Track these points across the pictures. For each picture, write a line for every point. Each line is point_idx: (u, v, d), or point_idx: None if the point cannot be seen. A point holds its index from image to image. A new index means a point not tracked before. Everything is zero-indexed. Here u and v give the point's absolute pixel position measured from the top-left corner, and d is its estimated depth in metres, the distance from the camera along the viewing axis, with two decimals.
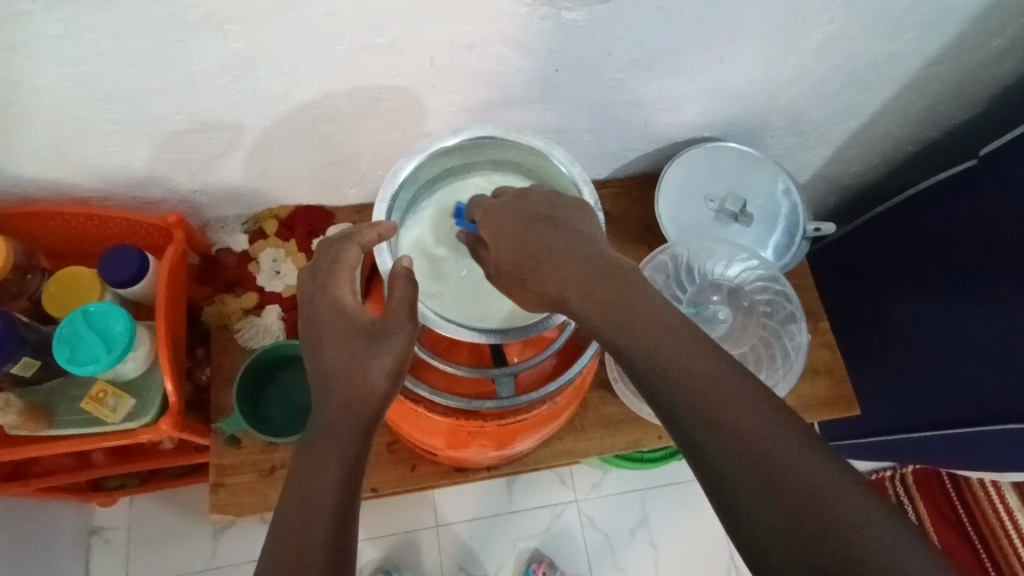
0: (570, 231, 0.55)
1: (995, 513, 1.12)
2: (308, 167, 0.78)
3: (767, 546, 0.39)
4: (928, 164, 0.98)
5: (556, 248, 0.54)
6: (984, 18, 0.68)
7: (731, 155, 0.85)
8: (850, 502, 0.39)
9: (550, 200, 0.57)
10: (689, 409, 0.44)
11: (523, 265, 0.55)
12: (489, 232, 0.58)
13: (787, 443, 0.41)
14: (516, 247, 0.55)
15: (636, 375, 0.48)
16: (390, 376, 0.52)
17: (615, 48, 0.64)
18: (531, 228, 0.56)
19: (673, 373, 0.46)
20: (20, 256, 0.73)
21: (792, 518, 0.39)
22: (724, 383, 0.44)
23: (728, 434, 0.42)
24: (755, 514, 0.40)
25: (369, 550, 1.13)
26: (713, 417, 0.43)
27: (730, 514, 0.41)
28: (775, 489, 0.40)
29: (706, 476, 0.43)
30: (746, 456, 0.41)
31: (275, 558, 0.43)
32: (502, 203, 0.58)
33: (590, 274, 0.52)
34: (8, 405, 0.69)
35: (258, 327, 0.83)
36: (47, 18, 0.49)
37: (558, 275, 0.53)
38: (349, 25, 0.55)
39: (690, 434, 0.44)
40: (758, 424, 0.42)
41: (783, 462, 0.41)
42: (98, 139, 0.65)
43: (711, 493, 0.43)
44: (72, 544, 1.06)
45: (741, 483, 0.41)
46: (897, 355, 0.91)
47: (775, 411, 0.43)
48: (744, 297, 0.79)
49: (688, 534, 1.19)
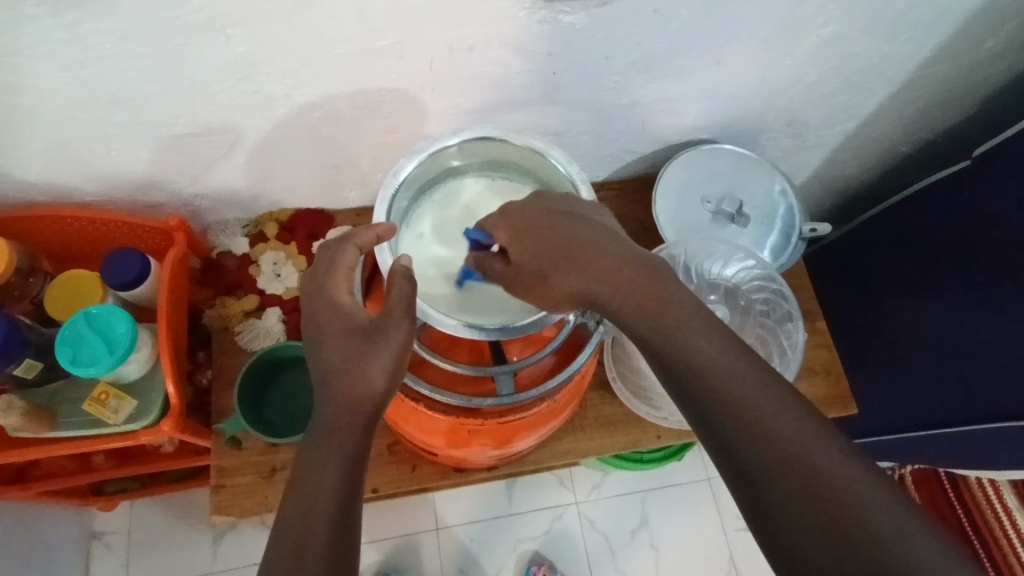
0: (592, 226, 0.55)
1: (995, 514, 1.12)
2: (309, 170, 0.78)
3: (796, 546, 0.39)
4: (924, 166, 0.98)
5: (583, 241, 0.54)
6: (977, 20, 0.69)
7: (727, 157, 0.86)
8: (882, 506, 0.39)
9: (565, 200, 0.57)
10: (720, 407, 0.44)
11: (551, 260, 0.54)
12: (513, 226, 0.56)
13: (819, 446, 0.41)
14: (543, 242, 0.54)
15: (670, 376, 0.48)
16: (388, 375, 0.52)
17: (613, 50, 0.65)
18: (556, 222, 0.55)
19: (705, 370, 0.46)
20: (24, 259, 0.74)
21: (822, 519, 0.39)
22: (753, 384, 0.45)
23: (757, 434, 0.42)
24: (787, 516, 0.40)
25: (369, 553, 1.14)
26: (744, 415, 0.43)
27: (758, 511, 0.42)
28: (805, 490, 0.40)
29: (735, 474, 0.43)
30: (777, 456, 0.41)
31: (275, 565, 0.44)
32: (517, 204, 0.57)
33: (622, 271, 0.52)
34: (12, 406, 0.69)
35: (259, 329, 0.84)
36: (52, 23, 0.50)
37: (590, 270, 0.52)
38: (351, 28, 0.56)
39: (720, 430, 0.44)
40: (790, 425, 0.43)
41: (814, 464, 0.41)
42: (101, 143, 0.66)
43: (739, 491, 0.43)
44: (72, 549, 1.06)
45: (771, 483, 0.41)
46: (894, 355, 0.91)
47: (803, 411, 0.43)
48: (740, 297, 0.81)
49: (687, 536, 1.19)
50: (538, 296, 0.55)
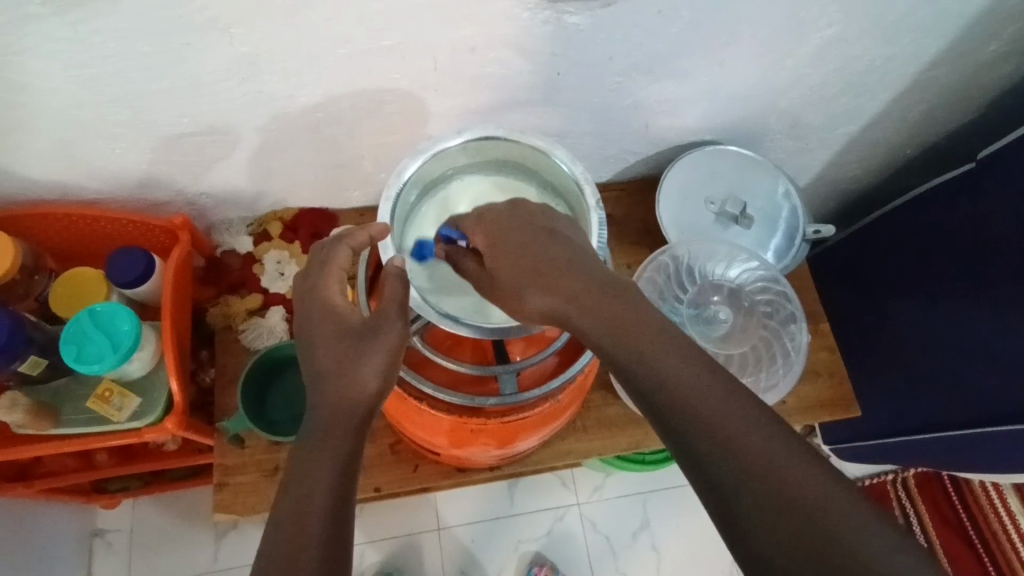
0: (567, 243, 0.55)
1: (998, 520, 1.12)
2: (312, 169, 0.79)
3: (770, 561, 0.38)
4: (927, 168, 0.98)
5: (554, 255, 0.54)
6: (980, 23, 0.69)
7: (732, 158, 0.85)
8: (854, 516, 0.38)
9: (540, 212, 0.58)
10: (689, 420, 0.43)
11: (521, 273, 0.53)
12: (487, 242, 0.57)
13: (789, 456, 0.41)
14: (512, 253, 0.55)
15: (637, 390, 0.47)
16: (382, 375, 0.52)
17: (615, 51, 0.65)
18: (532, 236, 0.55)
19: (673, 384, 0.45)
20: (28, 257, 0.74)
21: (796, 532, 0.38)
22: (721, 395, 0.44)
23: (728, 447, 0.41)
24: (760, 530, 0.39)
25: (370, 553, 1.14)
26: (715, 426, 0.42)
27: (732, 528, 0.40)
28: (775, 501, 0.39)
29: (706, 489, 0.42)
30: (748, 467, 0.40)
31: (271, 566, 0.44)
32: (495, 215, 0.58)
33: (587, 286, 0.51)
34: (16, 405, 0.69)
35: (262, 328, 0.83)
36: (57, 21, 0.50)
37: (557, 285, 0.52)
38: (354, 28, 0.56)
39: (691, 444, 0.43)
40: (763, 440, 0.42)
41: (784, 475, 0.40)
42: (105, 141, 0.66)
43: (711, 506, 0.42)
44: (74, 547, 1.06)
45: (742, 496, 0.40)
46: (898, 357, 0.91)
47: (773, 421, 0.43)
48: (745, 298, 0.81)
49: (689, 538, 1.19)
50: (509, 308, 0.55)
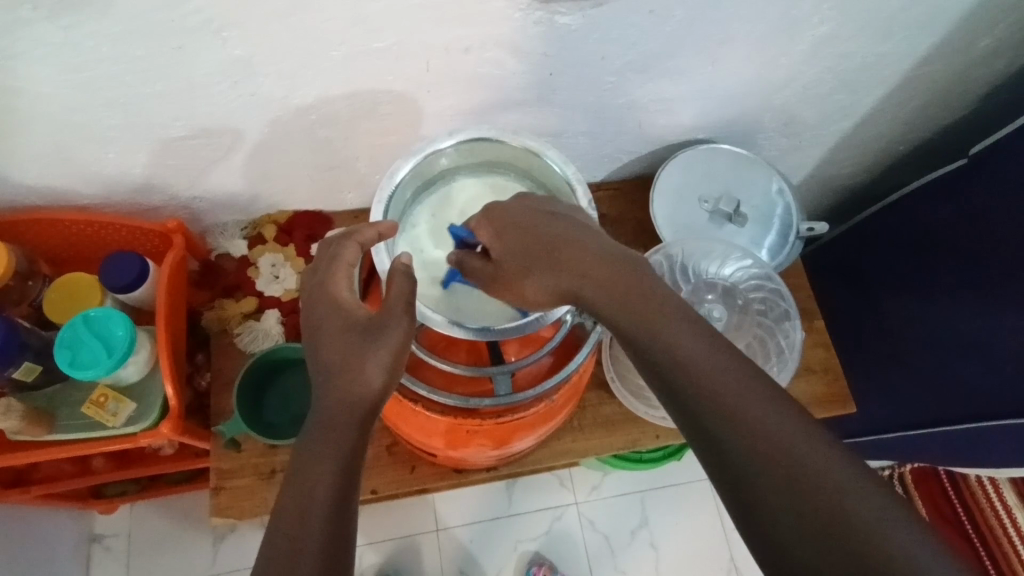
0: (576, 225, 0.55)
1: (994, 514, 1.12)
2: (307, 171, 0.78)
3: (778, 541, 0.39)
4: (920, 165, 0.98)
5: (565, 237, 0.54)
6: (971, 19, 0.69)
7: (724, 157, 0.86)
8: (865, 498, 0.38)
9: (549, 202, 0.58)
10: (701, 400, 0.44)
11: (534, 258, 0.54)
12: (495, 229, 0.57)
13: (804, 440, 0.41)
14: (524, 238, 0.55)
15: (651, 371, 0.47)
16: (386, 373, 0.52)
17: (609, 51, 0.65)
18: (540, 221, 0.56)
19: (685, 363, 0.45)
20: (22, 263, 0.74)
21: (805, 512, 0.39)
22: (736, 378, 0.44)
23: (741, 426, 0.42)
24: (773, 511, 0.39)
25: (369, 555, 1.14)
26: (731, 411, 0.43)
27: (741, 504, 0.41)
28: (790, 483, 0.39)
29: (718, 468, 0.43)
30: (758, 446, 0.41)
31: (269, 564, 0.43)
32: (503, 206, 0.58)
33: (604, 263, 0.52)
34: (11, 410, 0.70)
35: (257, 331, 0.84)
36: (49, 26, 0.50)
37: (570, 265, 0.52)
38: (347, 30, 0.56)
39: (705, 425, 0.43)
40: (778, 424, 0.42)
41: (799, 458, 0.40)
42: (98, 146, 0.66)
43: (722, 485, 0.42)
44: (71, 553, 1.06)
45: (753, 476, 0.41)
46: (893, 354, 0.91)
47: (788, 404, 0.43)
48: (738, 296, 0.81)
49: (687, 535, 1.19)
50: (519, 294, 0.56)
